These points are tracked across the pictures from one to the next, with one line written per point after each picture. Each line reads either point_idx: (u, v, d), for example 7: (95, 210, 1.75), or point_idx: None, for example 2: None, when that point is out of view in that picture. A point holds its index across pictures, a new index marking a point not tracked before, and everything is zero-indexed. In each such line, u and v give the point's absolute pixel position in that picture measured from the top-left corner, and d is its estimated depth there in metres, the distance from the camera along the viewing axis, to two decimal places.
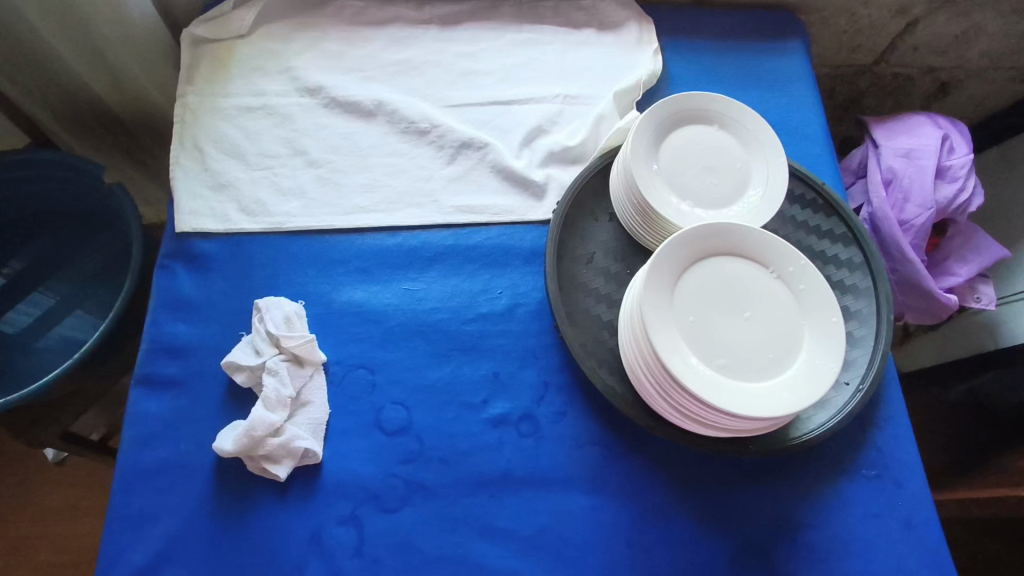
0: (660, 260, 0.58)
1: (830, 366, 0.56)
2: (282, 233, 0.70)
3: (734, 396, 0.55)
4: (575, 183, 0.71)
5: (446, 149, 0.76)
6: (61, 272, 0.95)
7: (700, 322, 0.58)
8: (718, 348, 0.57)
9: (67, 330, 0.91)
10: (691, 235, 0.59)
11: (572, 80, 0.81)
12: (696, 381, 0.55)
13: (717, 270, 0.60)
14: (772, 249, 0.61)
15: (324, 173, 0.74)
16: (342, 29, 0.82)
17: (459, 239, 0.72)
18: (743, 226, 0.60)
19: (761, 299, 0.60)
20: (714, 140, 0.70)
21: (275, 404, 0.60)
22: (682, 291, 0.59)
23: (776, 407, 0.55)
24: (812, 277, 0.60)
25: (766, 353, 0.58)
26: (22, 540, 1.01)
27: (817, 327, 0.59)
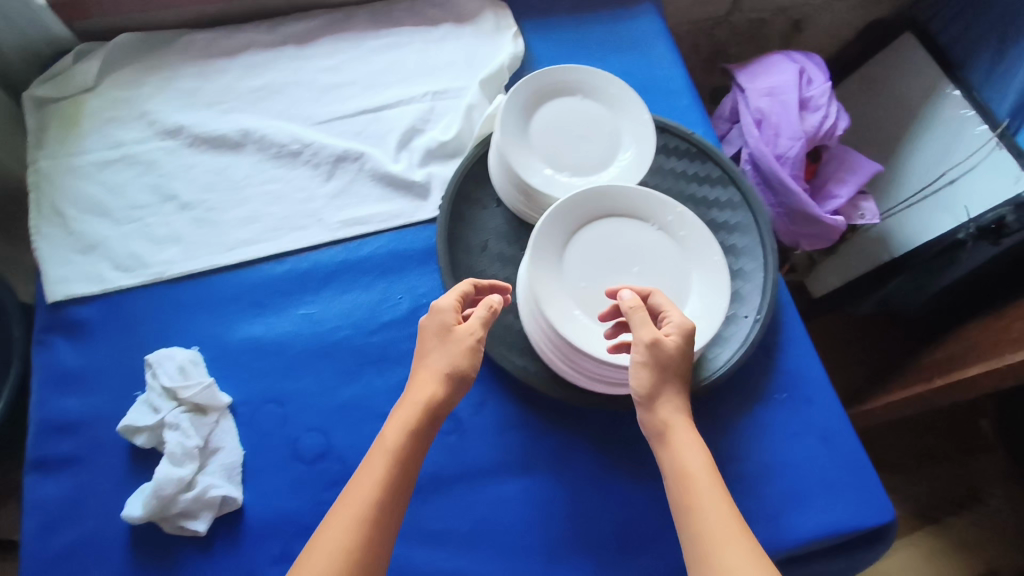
0: (541, 237, 0.59)
1: (720, 302, 0.59)
2: (163, 283, 0.68)
3: (636, 352, 0.57)
4: (455, 176, 0.72)
5: (322, 166, 0.74)
6: None
7: (593, 287, 0.59)
8: (614, 308, 0.59)
9: None
10: (568, 205, 0.60)
11: (438, 76, 0.81)
12: (595, 346, 0.56)
13: (602, 232, 0.62)
14: (650, 201, 0.62)
15: (199, 214, 0.71)
16: (192, 63, 0.79)
17: (351, 253, 0.70)
18: (617, 186, 0.62)
19: (648, 252, 0.62)
20: (579, 109, 0.71)
21: (181, 458, 0.57)
22: (570, 261, 0.60)
23: (675, 354, 0.57)
24: (690, 222, 0.62)
25: (661, 303, 0.59)
26: None
27: (704, 269, 0.61)
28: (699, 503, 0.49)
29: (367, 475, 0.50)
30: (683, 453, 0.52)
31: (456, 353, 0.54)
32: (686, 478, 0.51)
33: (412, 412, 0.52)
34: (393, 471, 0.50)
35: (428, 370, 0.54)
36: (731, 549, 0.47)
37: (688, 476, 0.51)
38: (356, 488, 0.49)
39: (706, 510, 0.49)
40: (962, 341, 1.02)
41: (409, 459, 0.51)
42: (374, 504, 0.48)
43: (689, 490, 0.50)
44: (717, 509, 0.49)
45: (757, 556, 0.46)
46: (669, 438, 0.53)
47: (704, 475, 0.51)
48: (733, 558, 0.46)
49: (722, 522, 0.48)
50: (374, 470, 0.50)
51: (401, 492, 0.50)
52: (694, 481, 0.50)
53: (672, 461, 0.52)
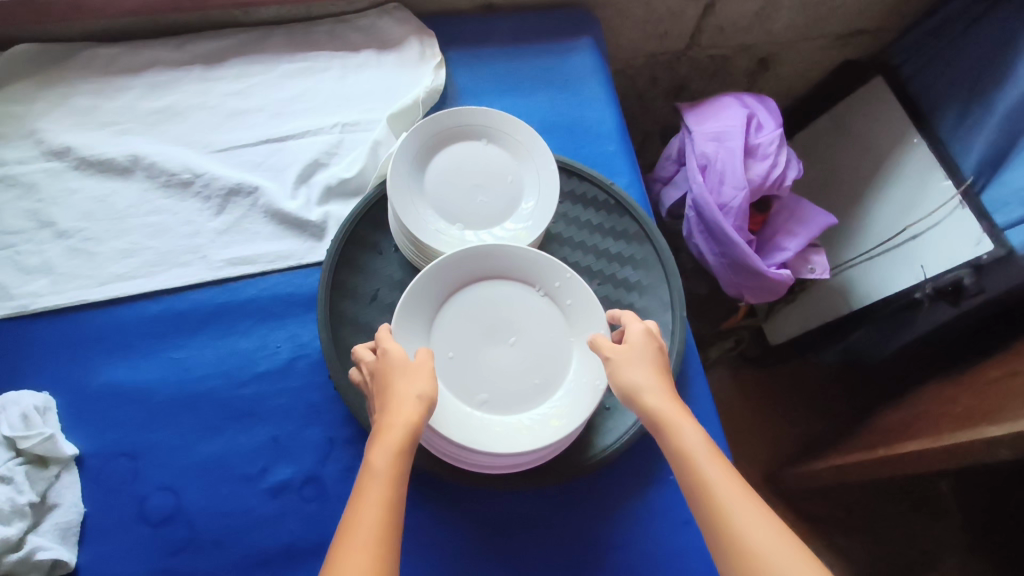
0: (409, 298, 0.55)
1: (596, 383, 0.55)
2: (27, 316, 0.64)
3: (494, 432, 0.54)
4: (349, 218, 0.68)
5: (213, 199, 0.70)
6: None
7: (460, 357, 0.56)
8: (479, 383, 0.56)
9: None
10: (445, 267, 0.56)
11: (351, 107, 0.77)
12: (450, 425, 0.52)
13: (479, 297, 0.59)
14: (536, 265, 0.58)
15: (75, 244, 0.67)
16: (92, 80, 0.76)
17: (233, 294, 0.66)
18: (498, 246, 0.57)
19: (527, 322, 0.58)
20: (482, 156, 0.67)
21: (9, 516, 0.53)
22: (440, 327, 0.57)
23: (536, 439, 0.53)
24: (578, 291, 0.57)
25: (532, 379, 0.56)
26: None
27: (587, 344, 0.57)
28: (712, 480, 0.45)
29: (366, 505, 0.43)
30: (680, 435, 0.48)
31: (422, 376, 0.49)
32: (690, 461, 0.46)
33: (398, 435, 0.46)
34: (393, 496, 0.44)
35: (397, 394, 0.48)
36: (755, 522, 0.43)
37: (693, 458, 0.46)
38: (356, 519, 0.42)
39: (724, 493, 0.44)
40: (912, 407, 0.96)
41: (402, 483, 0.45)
42: (382, 533, 0.42)
43: (694, 467, 0.46)
44: (736, 493, 0.44)
45: (776, 524, 0.43)
46: (662, 420, 0.49)
47: (704, 451, 0.47)
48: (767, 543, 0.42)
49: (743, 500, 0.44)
50: (373, 498, 0.43)
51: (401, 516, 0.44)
52: (694, 457, 0.46)
53: (671, 444, 0.48)
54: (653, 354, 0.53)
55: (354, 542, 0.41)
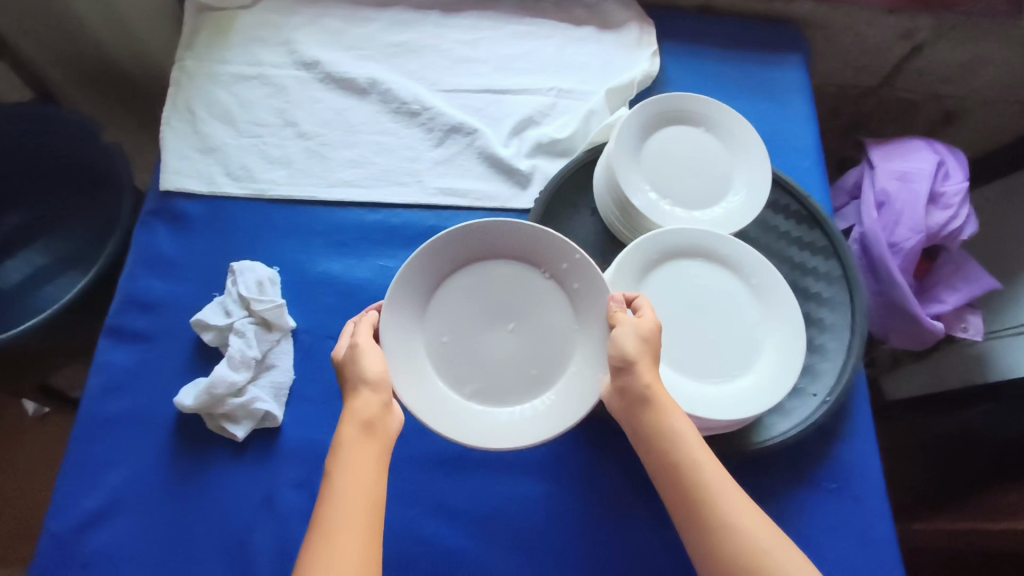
0: (399, 289, 0.56)
1: (785, 382, 0.56)
2: (265, 199, 0.71)
3: (480, 421, 0.58)
4: (557, 175, 0.72)
5: (435, 132, 0.76)
6: (56, 231, 1.07)
7: (453, 342, 0.59)
8: (472, 373, 0.59)
9: (47, 296, 1.02)
10: (435, 250, 0.58)
11: (567, 75, 0.81)
12: (444, 417, 0.56)
13: (481, 282, 0.60)
14: (545, 247, 0.58)
15: (312, 146, 0.74)
16: (344, 7, 0.83)
17: (441, 221, 0.72)
18: (498, 223, 0.57)
19: (527, 307, 0.60)
20: (697, 141, 0.70)
21: (239, 364, 0.61)
22: (435, 311, 0.59)
23: (535, 433, 0.56)
24: (585, 274, 0.57)
25: (530, 371, 0.59)
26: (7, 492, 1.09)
27: (590, 333, 0.59)
28: (702, 463, 0.48)
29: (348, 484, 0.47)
30: (670, 421, 0.50)
31: (368, 361, 0.52)
32: (678, 452, 0.49)
33: (353, 426, 0.49)
34: (375, 473, 0.48)
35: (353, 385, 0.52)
36: (738, 509, 0.47)
37: (682, 447, 0.49)
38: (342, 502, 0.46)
39: (712, 485, 0.48)
40: None
41: (368, 452, 0.48)
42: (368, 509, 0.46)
43: (683, 452, 0.49)
44: (721, 484, 0.48)
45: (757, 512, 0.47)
46: (655, 400, 0.50)
47: (694, 439, 0.50)
48: (749, 525, 0.46)
49: (725, 488, 0.48)
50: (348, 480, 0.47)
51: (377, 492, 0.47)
52: (687, 444, 0.49)
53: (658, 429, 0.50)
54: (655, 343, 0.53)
55: (341, 523, 0.45)
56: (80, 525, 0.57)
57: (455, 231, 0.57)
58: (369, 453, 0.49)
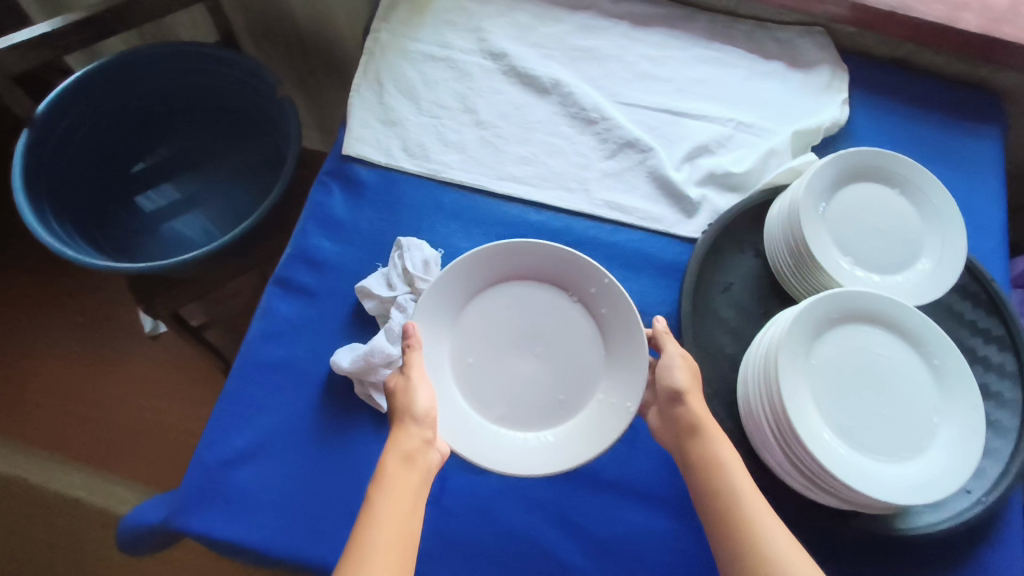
0: (430, 303, 0.59)
1: (958, 476, 0.53)
2: (435, 180, 0.72)
3: (505, 445, 0.58)
4: (730, 211, 0.70)
5: (609, 143, 0.75)
6: (197, 169, 1.14)
7: (478, 363, 0.61)
8: (496, 398, 0.60)
9: (181, 227, 1.10)
10: (464, 267, 0.60)
11: (750, 108, 0.78)
12: (468, 435, 0.57)
13: (512, 306, 0.63)
14: (576, 271, 0.61)
15: (488, 136, 0.75)
16: (535, 4, 0.83)
17: (603, 233, 0.72)
18: (524, 241, 0.61)
19: (553, 333, 0.62)
20: (887, 203, 0.67)
21: (395, 338, 0.61)
22: (466, 332, 0.62)
23: (559, 458, 0.56)
24: (614, 298, 0.59)
25: (556, 397, 0.60)
26: (132, 401, 1.24)
27: (620, 364, 0.60)
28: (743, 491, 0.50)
29: (387, 506, 0.48)
30: (717, 445, 0.53)
31: (420, 397, 0.55)
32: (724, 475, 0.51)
33: (393, 456, 0.51)
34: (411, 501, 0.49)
35: (404, 418, 0.54)
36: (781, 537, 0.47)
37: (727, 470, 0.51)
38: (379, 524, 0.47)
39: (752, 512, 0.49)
40: None
41: (409, 481, 0.50)
42: (403, 542, 0.47)
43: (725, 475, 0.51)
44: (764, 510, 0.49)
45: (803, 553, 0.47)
46: (703, 425, 0.54)
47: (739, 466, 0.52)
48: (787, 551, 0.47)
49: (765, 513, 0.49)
50: (388, 501, 0.48)
51: (410, 518, 0.48)
52: (730, 469, 0.51)
53: (706, 453, 0.53)
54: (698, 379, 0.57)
55: (379, 543, 0.46)
56: (228, 461, 0.60)
57: (485, 249, 0.60)
58: (410, 480, 0.50)
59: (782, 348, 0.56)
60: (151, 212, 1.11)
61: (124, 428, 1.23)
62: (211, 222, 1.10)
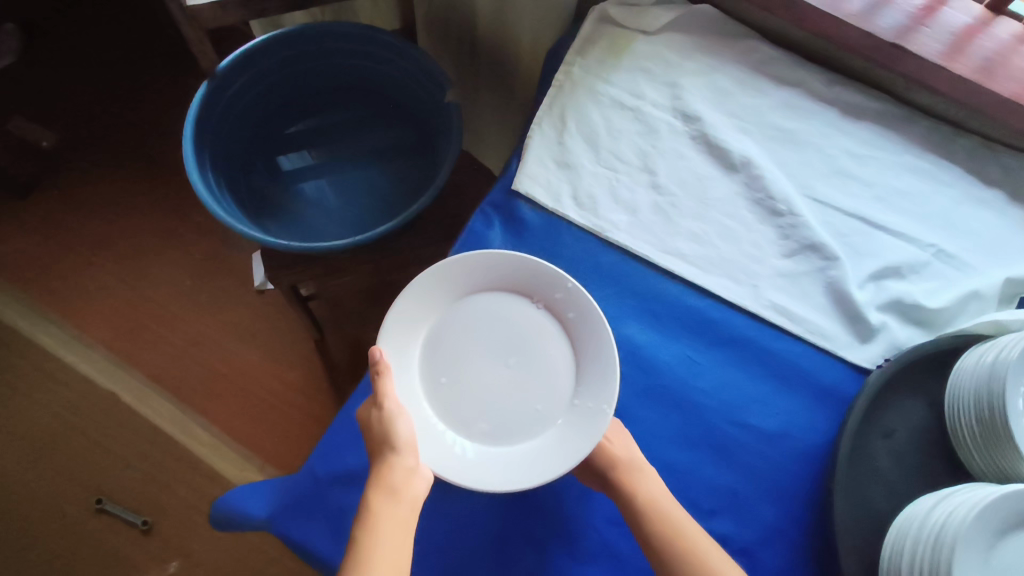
0: (393, 330, 0.61)
1: None
2: (598, 237, 0.69)
3: (487, 463, 0.58)
4: (913, 350, 0.63)
5: (790, 241, 0.69)
6: (338, 143, 1.13)
7: (452, 379, 0.62)
8: (477, 413, 0.61)
9: (309, 194, 1.09)
10: (422, 288, 0.62)
11: (955, 236, 0.70)
12: (450, 460, 0.57)
13: (480, 322, 0.63)
14: (537, 276, 0.63)
15: (661, 203, 0.71)
16: (741, 70, 0.78)
17: (763, 337, 0.66)
18: (475, 255, 0.62)
19: (521, 344, 0.63)
20: None
21: None
22: (436, 351, 0.63)
23: (549, 464, 0.56)
24: (576, 301, 0.61)
25: (534, 408, 0.61)
26: (227, 346, 1.28)
27: (588, 365, 0.61)
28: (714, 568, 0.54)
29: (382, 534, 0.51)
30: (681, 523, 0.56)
31: (399, 427, 0.56)
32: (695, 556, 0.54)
33: (377, 492, 0.53)
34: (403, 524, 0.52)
35: (384, 449, 0.55)
36: None
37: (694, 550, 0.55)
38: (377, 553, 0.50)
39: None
40: None
41: (399, 513, 0.52)
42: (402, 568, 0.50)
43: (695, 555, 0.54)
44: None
45: None
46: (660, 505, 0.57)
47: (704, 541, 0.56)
48: None
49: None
50: (383, 529, 0.51)
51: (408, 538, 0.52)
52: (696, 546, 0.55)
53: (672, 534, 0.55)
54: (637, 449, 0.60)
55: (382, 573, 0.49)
56: (337, 478, 0.58)
57: (442, 267, 0.62)
58: (399, 513, 0.52)
59: (964, 538, 0.49)
60: (300, 196, 1.09)
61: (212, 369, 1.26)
62: (338, 197, 1.09)
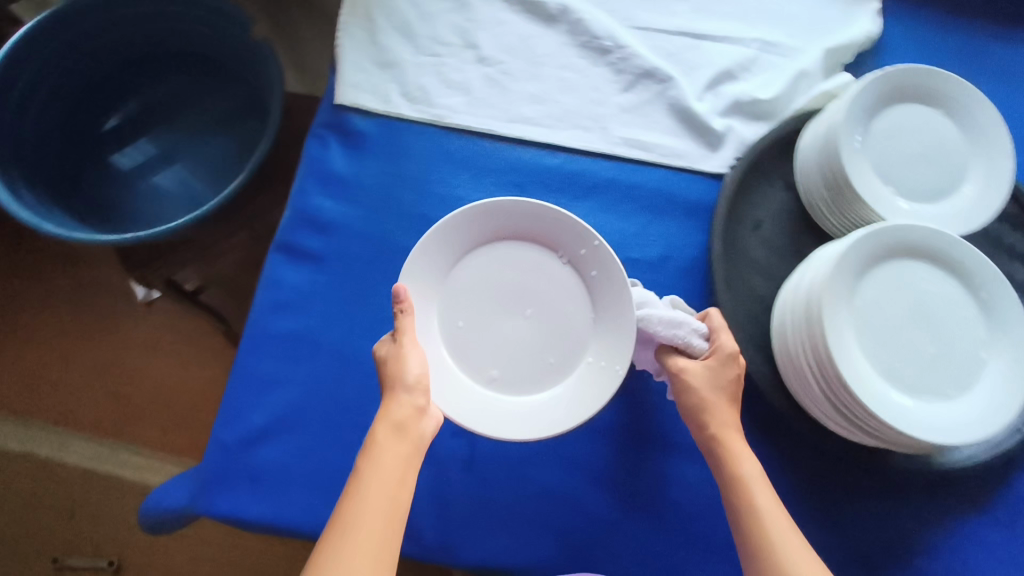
0: (420, 258, 0.56)
1: (1005, 411, 0.52)
2: (440, 126, 0.67)
3: (506, 412, 0.56)
4: (758, 143, 0.66)
5: (625, 74, 0.70)
6: (172, 121, 1.07)
7: (469, 323, 0.58)
8: (491, 360, 0.58)
9: (161, 181, 1.04)
10: (457, 222, 0.57)
11: (773, 26, 0.72)
12: (461, 404, 0.55)
13: (497, 267, 0.59)
14: (562, 230, 0.58)
15: (493, 74, 0.69)
16: None
17: (623, 174, 0.67)
18: (513, 202, 0.57)
19: (540, 292, 0.59)
20: (931, 124, 0.62)
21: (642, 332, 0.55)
22: (456, 295, 0.59)
23: (557, 419, 0.55)
24: (602, 261, 0.56)
25: (546, 359, 0.58)
26: (131, 367, 1.21)
27: (610, 320, 0.57)
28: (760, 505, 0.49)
29: (375, 481, 0.46)
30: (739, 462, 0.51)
31: (411, 363, 0.51)
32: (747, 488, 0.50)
33: (382, 428, 0.49)
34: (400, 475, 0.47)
35: (390, 384, 0.51)
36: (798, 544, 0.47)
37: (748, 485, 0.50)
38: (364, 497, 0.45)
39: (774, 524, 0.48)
40: None
41: (400, 452, 0.47)
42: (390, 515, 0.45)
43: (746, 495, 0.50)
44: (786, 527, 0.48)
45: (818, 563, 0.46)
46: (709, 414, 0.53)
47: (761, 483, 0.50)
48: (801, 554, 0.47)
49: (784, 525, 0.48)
50: (377, 476, 0.46)
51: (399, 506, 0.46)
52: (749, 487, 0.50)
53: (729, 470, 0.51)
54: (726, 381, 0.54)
55: (357, 514, 0.44)
56: (248, 439, 0.58)
57: (478, 208, 0.57)
58: (400, 452, 0.47)
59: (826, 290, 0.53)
60: (153, 192, 1.03)
61: (123, 395, 1.19)
62: (199, 176, 1.03)
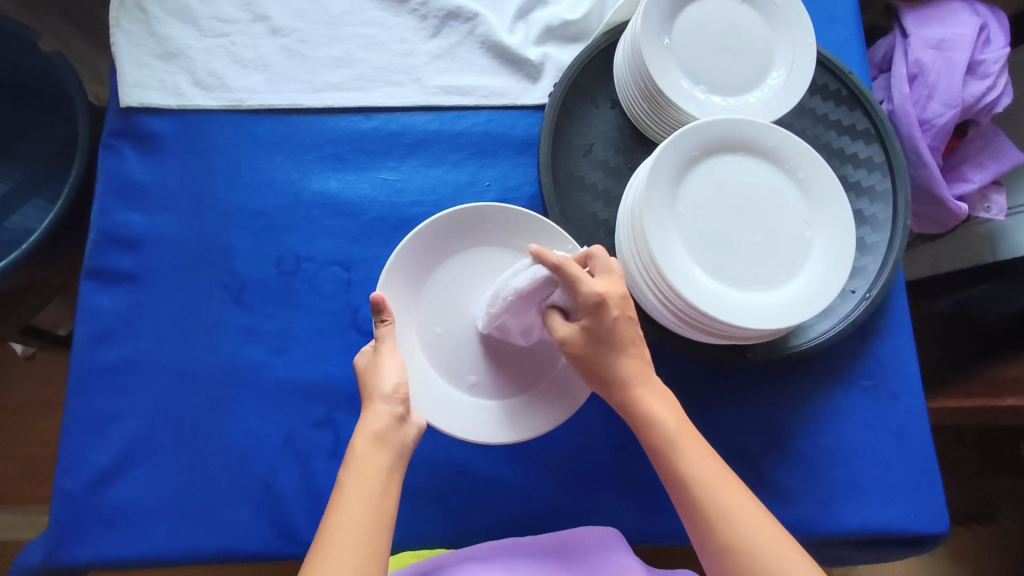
0: (399, 261, 0.54)
1: (834, 282, 0.53)
2: (241, 111, 0.62)
3: (484, 416, 0.54)
4: (573, 64, 0.63)
5: (429, 19, 0.66)
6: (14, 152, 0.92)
7: (450, 332, 0.56)
8: (469, 366, 0.56)
9: (22, 220, 0.88)
10: (434, 227, 0.55)
11: None
12: (438, 412, 0.53)
13: (469, 272, 0.57)
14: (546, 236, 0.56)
15: (289, 44, 0.64)
16: None
17: (444, 123, 0.64)
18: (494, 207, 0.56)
19: None
20: (733, 15, 0.61)
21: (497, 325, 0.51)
22: (433, 302, 0.56)
23: (530, 424, 0.53)
24: None
25: (523, 362, 0.56)
26: (16, 429, 1.10)
27: None
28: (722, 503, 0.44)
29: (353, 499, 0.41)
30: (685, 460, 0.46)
31: (389, 374, 0.47)
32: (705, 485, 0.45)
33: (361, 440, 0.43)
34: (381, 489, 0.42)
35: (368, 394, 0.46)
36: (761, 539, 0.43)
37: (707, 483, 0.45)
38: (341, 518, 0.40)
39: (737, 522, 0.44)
40: None
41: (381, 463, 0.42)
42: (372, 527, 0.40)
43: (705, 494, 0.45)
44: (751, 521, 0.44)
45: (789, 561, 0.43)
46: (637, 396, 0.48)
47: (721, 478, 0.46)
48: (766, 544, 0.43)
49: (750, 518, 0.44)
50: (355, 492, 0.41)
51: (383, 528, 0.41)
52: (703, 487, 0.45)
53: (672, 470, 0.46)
54: (609, 329, 0.47)
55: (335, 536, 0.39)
56: (93, 482, 0.55)
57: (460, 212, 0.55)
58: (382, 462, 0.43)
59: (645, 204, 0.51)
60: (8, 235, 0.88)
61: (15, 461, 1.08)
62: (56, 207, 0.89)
